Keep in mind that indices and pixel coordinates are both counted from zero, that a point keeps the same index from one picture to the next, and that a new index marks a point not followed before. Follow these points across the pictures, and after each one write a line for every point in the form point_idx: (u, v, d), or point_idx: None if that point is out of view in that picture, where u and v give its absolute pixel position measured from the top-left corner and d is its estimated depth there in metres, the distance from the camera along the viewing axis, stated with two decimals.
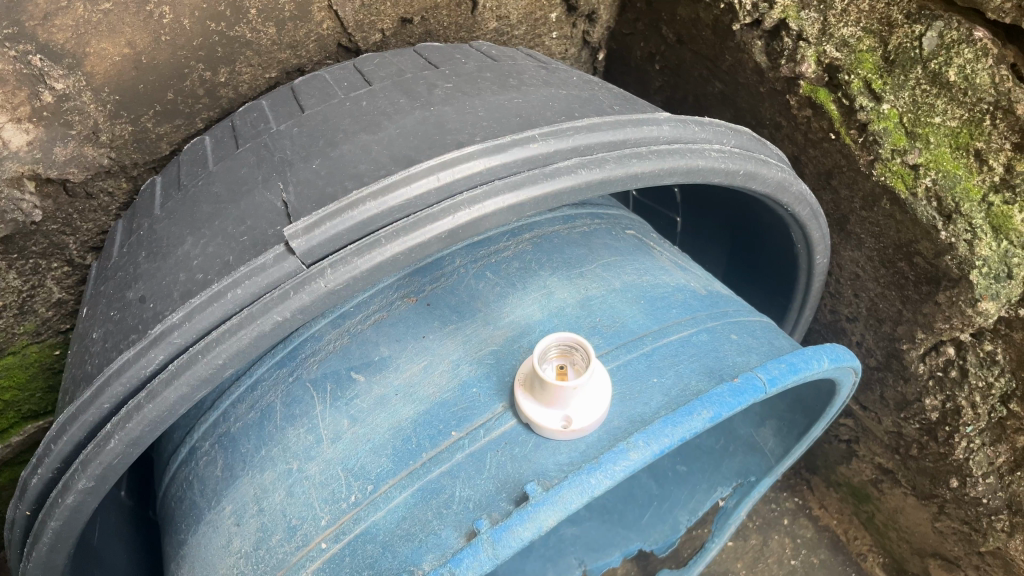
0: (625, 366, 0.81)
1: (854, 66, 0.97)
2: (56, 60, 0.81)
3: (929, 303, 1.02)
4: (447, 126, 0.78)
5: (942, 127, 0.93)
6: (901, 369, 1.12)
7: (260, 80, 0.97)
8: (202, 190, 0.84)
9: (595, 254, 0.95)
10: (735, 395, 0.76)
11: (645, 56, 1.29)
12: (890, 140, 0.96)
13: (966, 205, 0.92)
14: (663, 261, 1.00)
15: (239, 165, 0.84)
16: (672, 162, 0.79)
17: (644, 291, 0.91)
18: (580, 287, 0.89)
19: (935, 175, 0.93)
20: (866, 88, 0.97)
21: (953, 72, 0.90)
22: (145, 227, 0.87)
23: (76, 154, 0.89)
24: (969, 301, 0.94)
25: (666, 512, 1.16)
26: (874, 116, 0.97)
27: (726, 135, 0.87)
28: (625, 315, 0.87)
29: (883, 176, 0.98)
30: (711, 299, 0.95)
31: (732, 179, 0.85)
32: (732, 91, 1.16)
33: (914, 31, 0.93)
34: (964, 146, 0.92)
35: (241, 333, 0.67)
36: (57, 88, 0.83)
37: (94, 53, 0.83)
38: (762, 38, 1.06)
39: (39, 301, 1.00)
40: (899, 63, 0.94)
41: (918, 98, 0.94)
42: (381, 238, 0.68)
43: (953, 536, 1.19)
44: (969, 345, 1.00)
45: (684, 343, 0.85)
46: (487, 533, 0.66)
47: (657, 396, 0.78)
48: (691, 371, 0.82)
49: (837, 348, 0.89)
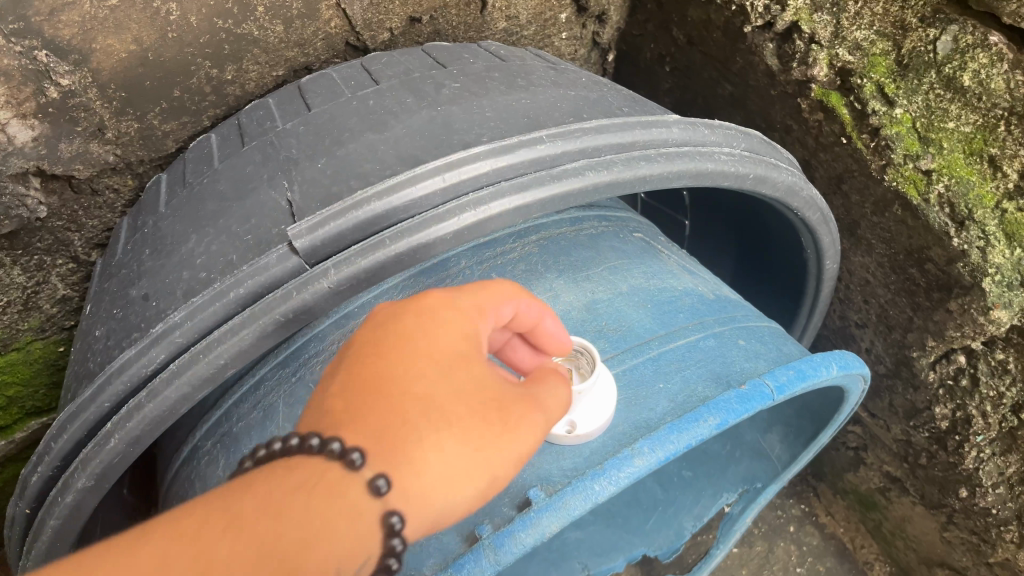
0: (630, 371, 0.80)
1: (867, 70, 0.96)
2: (62, 56, 0.79)
3: (940, 310, 1.01)
4: (454, 126, 0.78)
5: (956, 132, 0.92)
6: (911, 377, 1.11)
7: (267, 79, 0.95)
8: (207, 188, 0.83)
9: (602, 257, 0.94)
10: (742, 403, 0.75)
11: (656, 57, 1.27)
12: (902, 146, 0.95)
13: (979, 211, 0.91)
14: (671, 264, 0.99)
15: (244, 163, 0.83)
16: (681, 166, 0.78)
17: (651, 295, 0.91)
18: (587, 290, 0.88)
19: (948, 181, 0.92)
20: (879, 92, 0.96)
21: (967, 77, 0.89)
22: (150, 224, 0.86)
23: (81, 151, 0.88)
24: (980, 309, 0.93)
25: (671, 518, 1.12)
26: (886, 121, 0.96)
27: (737, 138, 0.86)
28: (631, 319, 0.86)
29: (894, 181, 0.97)
30: (719, 304, 0.94)
31: (742, 184, 0.84)
32: (742, 93, 1.15)
33: (928, 34, 0.92)
34: (978, 152, 0.90)
35: (242, 333, 0.66)
36: (62, 85, 0.81)
37: (101, 49, 0.81)
38: (774, 41, 1.05)
39: (44, 297, 1.00)
40: (913, 67, 0.93)
41: (931, 103, 0.93)
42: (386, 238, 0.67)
43: (962, 546, 1.18)
44: (980, 353, 0.99)
45: (691, 349, 0.84)
46: (489, 538, 0.66)
47: (663, 402, 0.78)
48: (698, 376, 0.81)
49: (846, 355, 0.89)
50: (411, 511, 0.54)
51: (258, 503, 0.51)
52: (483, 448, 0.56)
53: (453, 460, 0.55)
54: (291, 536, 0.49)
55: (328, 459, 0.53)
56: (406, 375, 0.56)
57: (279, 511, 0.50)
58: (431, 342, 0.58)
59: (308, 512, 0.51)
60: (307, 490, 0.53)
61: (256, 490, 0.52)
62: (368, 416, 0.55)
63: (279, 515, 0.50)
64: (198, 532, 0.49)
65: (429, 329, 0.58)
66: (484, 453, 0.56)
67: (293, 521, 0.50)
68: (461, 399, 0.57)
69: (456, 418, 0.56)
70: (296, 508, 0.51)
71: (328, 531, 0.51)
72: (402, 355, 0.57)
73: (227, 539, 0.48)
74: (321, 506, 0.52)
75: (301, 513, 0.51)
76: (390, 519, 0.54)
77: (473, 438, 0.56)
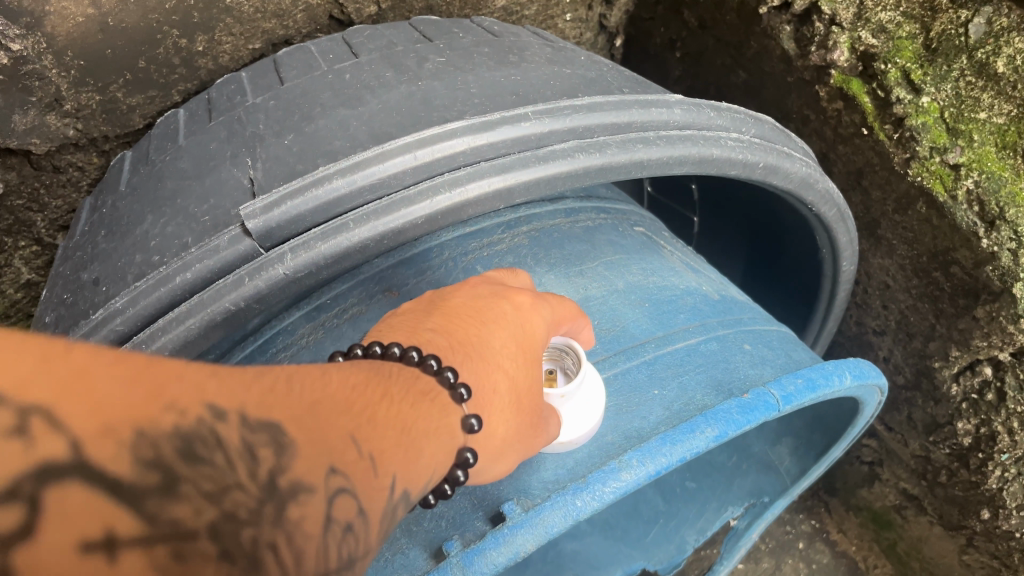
0: (622, 374, 0.73)
1: (892, 54, 0.88)
2: (12, 18, 0.73)
3: (966, 317, 0.93)
4: (434, 102, 0.71)
5: (988, 124, 0.84)
6: (932, 389, 1.04)
7: (242, 51, 0.88)
8: (169, 165, 0.77)
9: (598, 252, 0.86)
10: (743, 413, 0.68)
11: (665, 42, 1.19)
12: (929, 137, 0.87)
13: (1011, 210, 0.83)
14: (673, 260, 0.92)
15: (209, 140, 0.77)
16: (683, 151, 0.71)
17: (649, 294, 0.83)
18: (579, 286, 0.81)
19: (978, 176, 0.85)
20: (904, 78, 0.88)
21: (1001, 63, 0.81)
22: (109, 204, 0.80)
23: (38, 124, 0.82)
24: (1010, 317, 0.86)
25: (674, 532, 1.04)
26: (911, 110, 0.88)
27: (747, 124, 0.78)
28: (627, 318, 0.79)
29: (919, 176, 0.89)
30: (724, 305, 0.87)
31: (750, 173, 0.77)
32: (756, 81, 1.07)
33: (960, 16, 0.84)
34: (1011, 145, 0.84)
35: (189, 322, 0.61)
36: (13, 49, 0.75)
37: (56, 12, 0.74)
38: (791, 23, 0.97)
39: (7, 280, 0.95)
40: (942, 52, 0.86)
41: (961, 91, 0.85)
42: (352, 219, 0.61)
43: (981, 571, 1.10)
44: (1008, 366, 0.92)
45: (690, 353, 0.77)
46: (457, 556, 0.59)
47: (656, 410, 0.70)
48: (697, 384, 0.74)
49: (861, 364, 0.82)
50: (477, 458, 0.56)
51: (399, 391, 0.50)
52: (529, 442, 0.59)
53: (513, 438, 0.58)
54: (418, 428, 0.49)
55: (441, 384, 0.53)
56: (499, 345, 0.60)
57: (413, 403, 0.50)
58: (524, 332, 0.62)
59: (429, 417, 0.51)
60: (431, 397, 0.52)
61: (396, 377, 0.51)
62: (471, 362, 0.57)
63: (409, 411, 0.50)
64: (362, 395, 0.47)
65: (524, 319, 0.62)
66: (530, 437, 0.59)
67: (415, 422, 0.49)
68: (530, 391, 0.61)
69: (523, 404, 0.60)
70: (418, 408, 0.50)
71: (438, 438, 0.51)
72: (498, 324, 0.61)
73: (382, 412, 0.47)
74: (437, 417, 0.52)
75: (422, 417, 0.50)
76: (465, 454, 0.53)
77: (525, 426, 0.59)
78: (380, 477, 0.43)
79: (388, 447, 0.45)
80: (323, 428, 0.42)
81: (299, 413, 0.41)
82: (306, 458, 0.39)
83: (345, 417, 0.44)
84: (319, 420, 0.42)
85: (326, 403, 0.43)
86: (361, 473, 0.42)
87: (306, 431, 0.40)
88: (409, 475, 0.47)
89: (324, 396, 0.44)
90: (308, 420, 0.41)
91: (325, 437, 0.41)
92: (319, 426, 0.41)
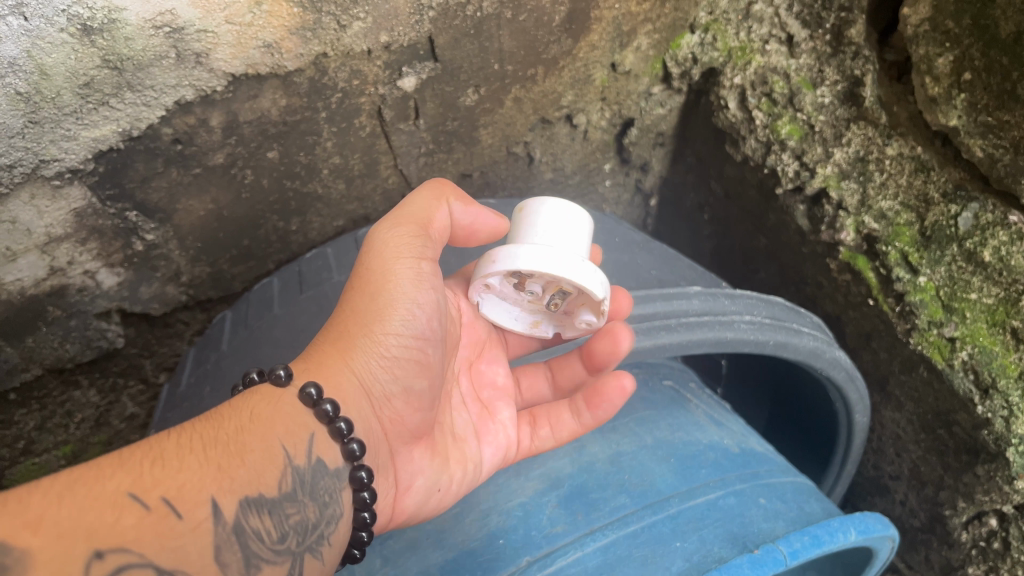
0: (649, 528, 0.81)
1: (891, 238, 1.00)
2: (150, 215, 0.91)
3: (969, 473, 1.00)
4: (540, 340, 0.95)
5: (978, 303, 0.95)
6: (945, 534, 1.07)
7: (328, 227, 1.07)
8: (266, 331, 0.92)
9: (631, 408, 0.99)
10: (754, 568, 0.76)
11: (695, 205, 1.32)
12: (927, 312, 0.98)
13: (1003, 381, 0.92)
14: (698, 414, 1.02)
15: (298, 313, 0.91)
16: (699, 334, 0.85)
17: (675, 449, 0.93)
18: (611, 443, 0.92)
19: (972, 349, 0.95)
20: (903, 259, 1.00)
21: (988, 252, 0.93)
22: (213, 360, 0.96)
23: (159, 292, 1.01)
24: (1005, 478, 0.93)
25: None
26: (910, 287, 0.99)
27: (758, 308, 0.92)
28: (653, 474, 0.89)
29: (920, 345, 0.99)
30: (744, 459, 0.96)
31: (762, 349, 0.89)
32: (775, 246, 1.19)
33: (950, 210, 0.96)
34: (1001, 323, 0.93)
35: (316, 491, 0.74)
36: (148, 239, 0.93)
37: (183, 209, 0.92)
38: (804, 203, 1.09)
39: (115, 413, 1.09)
40: (935, 240, 0.97)
41: (954, 273, 0.96)
42: (502, 418, 0.91)
43: None
44: (1012, 517, 0.96)
45: (709, 508, 0.86)
46: None
47: (679, 560, 0.79)
48: (716, 537, 0.83)
49: (867, 517, 0.89)
50: (337, 356, 0.72)
51: (190, 421, 0.64)
52: (360, 281, 0.74)
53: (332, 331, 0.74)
54: (219, 430, 0.63)
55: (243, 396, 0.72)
56: None
57: (198, 418, 0.65)
58: None
59: (228, 407, 0.67)
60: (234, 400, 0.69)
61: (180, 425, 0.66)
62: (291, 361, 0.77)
63: (204, 424, 0.64)
64: (143, 449, 0.59)
65: None
66: (363, 275, 0.74)
67: (221, 430, 0.64)
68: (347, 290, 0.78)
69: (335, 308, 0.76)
70: (209, 418, 0.65)
71: (249, 417, 0.66)
72: None
73: (174, 447, 0.60)
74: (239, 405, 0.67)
75: (225, 421, 0.65)
76: (307, 389, 0.69)
77: (348, 292, 0.75)
78: (184, 516, 0.56)
79: (181, 484, 0.57)
80: (80, 505, 0.52)
81: (51, 512, 0.51)
82: (53, 557, 0.49)
83: (120, 478, 0.55)
84: (83, 500, 0.53)
85: (93, 472, 0.55)
86: (155, 522, 0.55)
87: (60, 526, 0.50)
88: (215, 482, 0.59)
89: (90, 469, 0.55)
90: (63, 514, 0.51)
91: (83, 525, 0.51)
92: (87, 503, 0.53)
